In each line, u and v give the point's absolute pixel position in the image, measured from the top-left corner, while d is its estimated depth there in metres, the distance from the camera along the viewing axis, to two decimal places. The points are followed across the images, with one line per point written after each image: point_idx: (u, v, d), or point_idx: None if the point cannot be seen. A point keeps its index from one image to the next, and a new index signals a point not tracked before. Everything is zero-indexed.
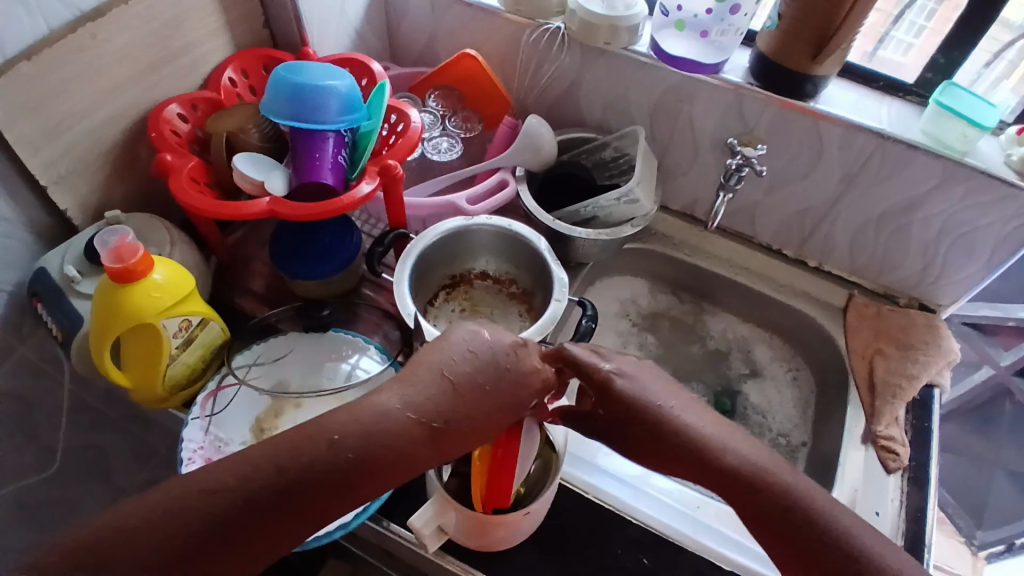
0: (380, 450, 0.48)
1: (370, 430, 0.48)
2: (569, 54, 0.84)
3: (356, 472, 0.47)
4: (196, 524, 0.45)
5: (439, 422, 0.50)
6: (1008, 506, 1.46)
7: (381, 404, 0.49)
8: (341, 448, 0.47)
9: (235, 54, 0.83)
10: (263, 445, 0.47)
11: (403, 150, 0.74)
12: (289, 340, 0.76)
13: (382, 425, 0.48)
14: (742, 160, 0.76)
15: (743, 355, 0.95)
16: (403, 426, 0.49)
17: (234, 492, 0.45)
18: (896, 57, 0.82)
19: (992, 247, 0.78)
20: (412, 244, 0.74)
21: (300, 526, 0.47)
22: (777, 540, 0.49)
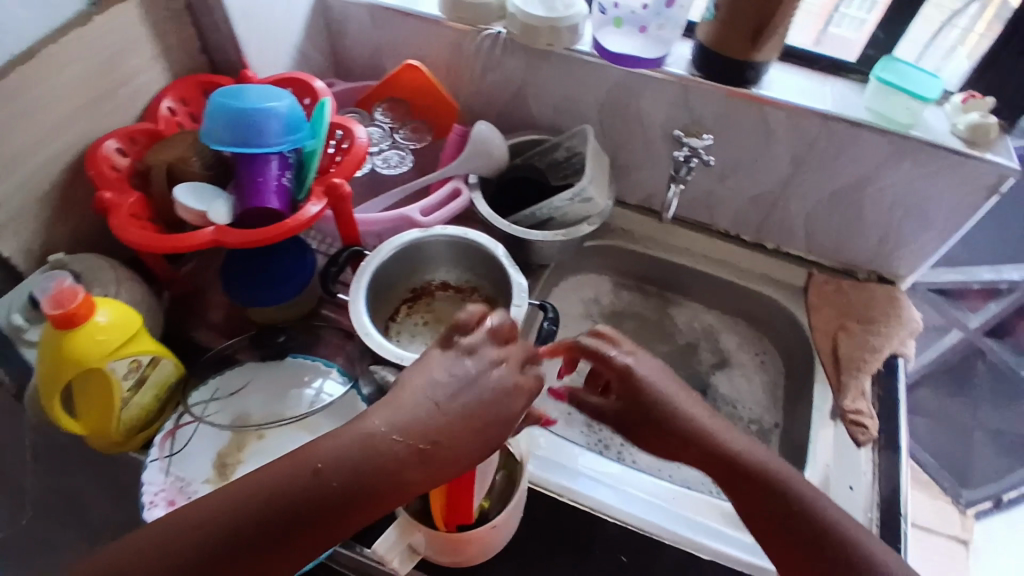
0: (368, 474, 0.49)
1: (358, 455, 0.49)
2: (513, 57, 0.84)
3: (346, 497, 0.48)
4: (189, 553, 0.47)
5: (426, 443, 0.50)
6: (989, 465, 1.47)
7: (368, 428, 0.50)
8: (326, 474, 0.48)
9: (172, 82, 0.81)
10: (257, 473, 0.49)
11: (348, 167, 0.73)
12: (245, 371, 0.75)
13: (369, 450, 0.49)
14: (689, 152, 0.76)
15: (711, 345, 0.95)
16: (390, 449, 0.49)
17: (224, 520, 0.47)
18: (851, 33, 0.82)
19: (945, 216, 0.79)
20: (367, 261, 0.73)
21: (297, 553, 0.48)
22: (765, 517, 0.54)
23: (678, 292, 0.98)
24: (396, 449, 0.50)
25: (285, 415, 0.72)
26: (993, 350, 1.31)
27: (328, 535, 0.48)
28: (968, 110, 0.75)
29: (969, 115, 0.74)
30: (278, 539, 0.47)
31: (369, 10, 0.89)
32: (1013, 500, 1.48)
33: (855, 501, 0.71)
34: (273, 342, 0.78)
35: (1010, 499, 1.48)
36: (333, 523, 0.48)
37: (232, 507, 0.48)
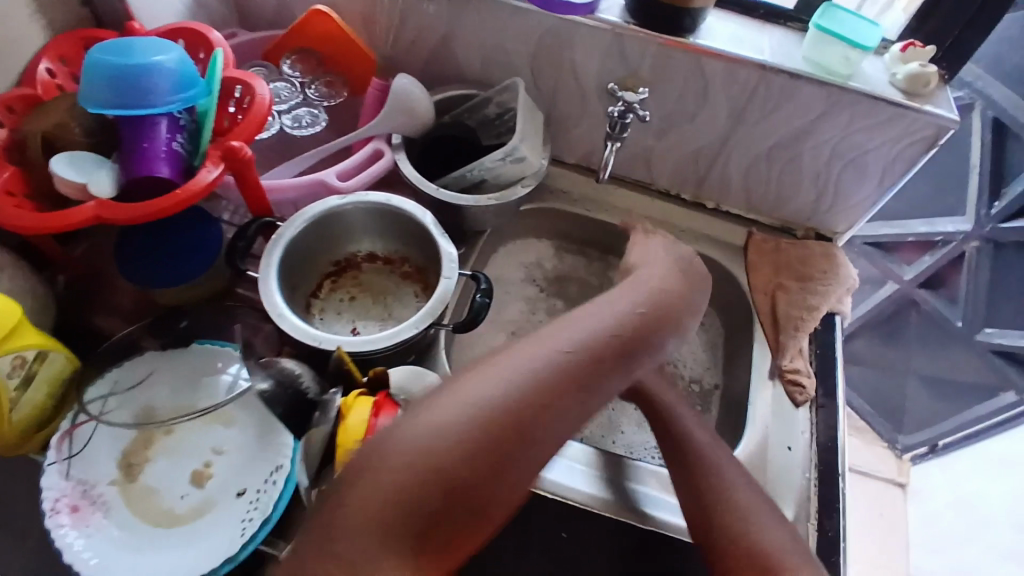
0: (534, 414, 0.47)
1: (529, 394, 0.48)
2: (435, 3, 0.76)
3: (521, 441, 0.46)
4: (385, 509, 0.43)
5: (586, 381, 0.51)
6: (923, 410, 1.53)
7: (538, 365, 0.49)
8: (508, 417, 0.46)
9: (49, 42, 0.70)
10: (447, 413, 0.46)
11: (250, 128, 0.67)
12: (148, 361, 0.69)
13: (539, 388, 0.48)
14: (624, 106, 0.71)
15: None
16: (558, 382, 0.49)
17: (418, 467, 0.44)
18: None
19: (882, 169, 0.78)
20: (278, 233, 0.66)
21: (484, 505, 0.45)
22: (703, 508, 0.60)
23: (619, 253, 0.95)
24: (565, 383, 0.49)
25: (197, 407, 0.66)
26: (926, 300, 1.34)
27: (500, 496, 0.46)
28: (907, 60, 0.73)
29: (908, 65, 0.72)
30: (438, 510, 0.43)
31: None
32: (947, 444, 1.54)
33: (792, 461, 0.72)
34: (176, 328, 0.71)
35: (944, 444, 1.55)
36: (502, 480, 0.45)
37: (418, 460, 0.44)
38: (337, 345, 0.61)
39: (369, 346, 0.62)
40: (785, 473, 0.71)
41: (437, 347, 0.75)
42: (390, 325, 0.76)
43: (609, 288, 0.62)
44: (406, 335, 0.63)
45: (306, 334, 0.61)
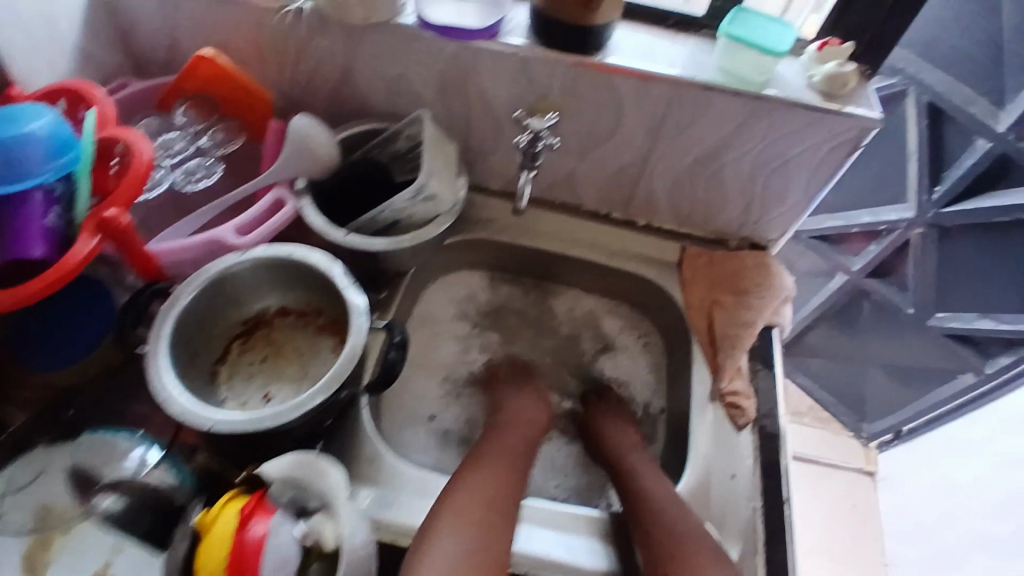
0: (496, 507, 0.64)
1: (485, 492, 0.65)
2: (327, 36, 0.71)
3: (497, 530, 0.62)
4: None
5: (517, 476, 0.68)
6: (885, 397, 1.52)
7: (479, 472, 0.67)
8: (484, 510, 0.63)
9: None
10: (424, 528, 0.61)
11: (130, 191, 0.61)
12: (42, 456, 0.66)
13: (487, 490, 0.65)
14: (532, 135, 0.69)
15: (592, 333, 0.91)
16: (502, 480, 0.67)
17: None
18: None
19: (807, 175, 0.76)
20: (169, 301, 0.64)
21: None
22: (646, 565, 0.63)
23: (550, 276, 0.92)
24: (504, 481, 0.67)
25: (96, 502, 0.63)
26: (877, 290, 1.31)
27: None
28: (825, 60, 0.69)
29: (824, 65, 0.69)
30: None
31: None
32: (912, 429, 1.53)
33: (737, 489, 0.70)
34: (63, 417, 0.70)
35: (908, 429, 1.54)
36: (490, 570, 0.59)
37: None
38: (236, 427, 0.59)
39: (272, 424, 0.59)
40: (729, 502, 0.70)
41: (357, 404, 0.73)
42: (305, 386, 0.74)
43: (519, 394, 0.80)
44: (311, 408, 0.60)
45: (187, 413, 0.59)
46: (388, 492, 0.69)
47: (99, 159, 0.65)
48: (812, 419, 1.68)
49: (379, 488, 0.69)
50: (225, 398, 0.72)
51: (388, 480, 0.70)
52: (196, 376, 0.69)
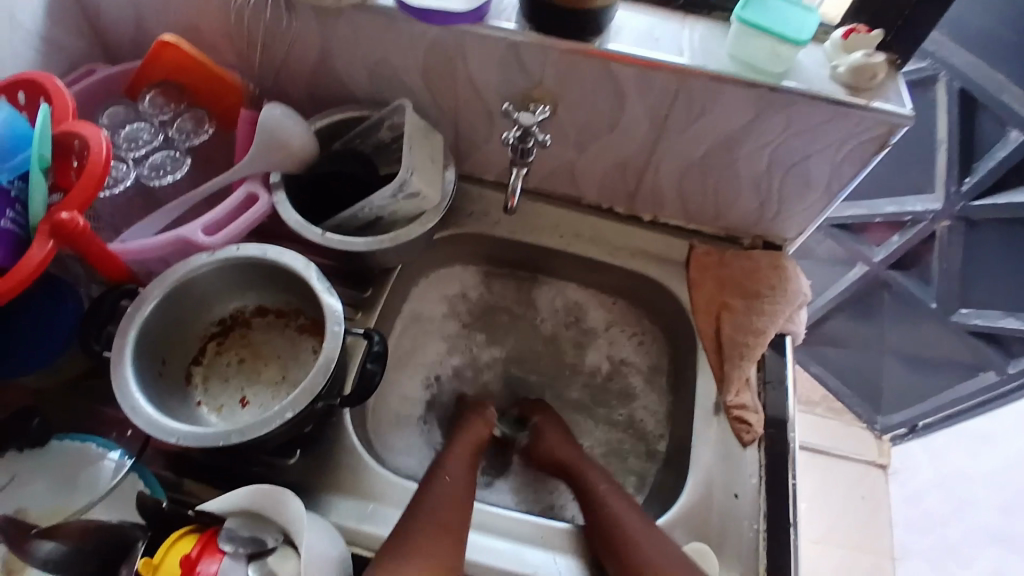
0: (443, 509, 0.63)
1: (428, 496, 0.64)
2: (300, 17, 0.66)
3: (446, 531, 0.61)
4: None
5: (460, 477, 0.68)
6: (900, 390, 1.39)
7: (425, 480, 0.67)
8: (432, 510, 0.63)
9: None
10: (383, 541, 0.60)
11: (86, 191, 0.57)
12: (9, 467, 0.63)
13: (433, 495, 0.64)
14: (522, 130, 0.64)
15: (575, 328, 0.87)
16: (449, 485, 0.66)
17: None
18: None
19: (828, 174, 0.69)
20: (134, 305, 0.61)
21: None
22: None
23: (544, 271, 0.87)
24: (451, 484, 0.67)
25: (73, 508, 0.61)
26: (897, 282, 1.19)
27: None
28: (849, 50, 0.63)
29: (851, 55, 0.62)
30: None
31: None
32: (927, 426, 1.42)
33: (739, 510, 0.67)
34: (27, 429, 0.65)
35: (924, 426, 1.42)
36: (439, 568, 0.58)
37: None
38: (203, 441, 0.56)
39: (240, 440, 0.56)
40: (730, 523, 0.66)
41: (338, 410, 0.70)
42: (283, 390, 0.71)
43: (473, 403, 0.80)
44: (280, 423, 0.57)
45: (153, 424, 0.57)
46: (368, 506, 0.66)
47: (60, 159, 0.61)
48: (824, 408, 1.56)
49: (360, 501, 0.66)
50: (202, 402, 0.70)
51: (370, 493, 0.67)
52: (170, 381, 0.67)
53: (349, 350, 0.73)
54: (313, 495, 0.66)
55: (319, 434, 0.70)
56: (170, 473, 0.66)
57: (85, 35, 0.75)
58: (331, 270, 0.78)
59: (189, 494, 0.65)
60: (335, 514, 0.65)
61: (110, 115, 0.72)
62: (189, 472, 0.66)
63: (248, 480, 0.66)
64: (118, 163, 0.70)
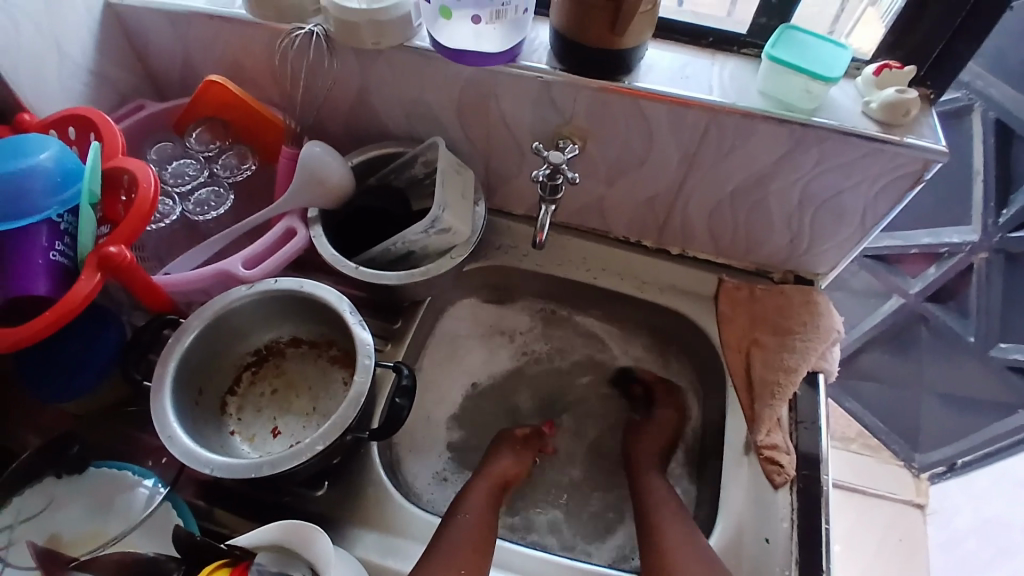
0: (461, 548, 0.62)
1: (446, 535, 0.64)
2: (341, 59, 0.69)
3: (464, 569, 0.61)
4: None
5: (479, 513, 0.67)
6: (940, 427, 1.34)
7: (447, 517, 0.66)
8: (450, 548, 0.62)
9: None
10: None
11: (133, 226, 0.59)
12: (47, 489, 0.65)
13: (452, 533, 0.64)
14: (551, 168, 0.64)
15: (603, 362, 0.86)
16: (466, 521, 0.65)
17: None
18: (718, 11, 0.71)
19: (862, 211, 0.69)
20: (175, 336, 0.63)
21: None
22: None
23: (570, 301, 0.87)
24: (468, 519, 0.66)
25: (108, 534, 0.63)
26: (934, 315, 1.15)
27: None
28: (883, 86, 0.63)
29: (885, 91, 0.62)
30: None
31: (165, 15, 0.71)
32: (968, 462, 1.35)
33: (771, 555, 0.64)
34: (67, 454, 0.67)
35: (964, 462, 1.35)
36: None
37: None
38: (236, 472, 0.57)
39: (272, 473, 0.56)
40: (761, 568, 0.64)
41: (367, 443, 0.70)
42: (314, 421, 0.72)
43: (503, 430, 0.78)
44: (311, 455, 0.57)
45: (190, 453, 0.58)
46: (395, 541, 0.66)
47: (109, 193, 0.63)
48: (859, 445, 1.50)
49: (385, 535, 0.66)
50: (235, 431, 0.71)
51: (398, 527, 0.67)
52: (205, 410, 0.68)
53: (379, 382, 0.73)
54: (339, 528, 0.66)
55: (347, 466, 0.70)
56: (201, 501, 0.67)
57: (135, 71, 0.79)
58: (363, 301, 0.79)
59: (220, 524, 0.66)
60: (360, 548, 0.65)
61: (158, 151, 0.75)
62: (219, 502, 0.67)
63: (277, 511, 0.66)
64: (165, 197, 0.74)
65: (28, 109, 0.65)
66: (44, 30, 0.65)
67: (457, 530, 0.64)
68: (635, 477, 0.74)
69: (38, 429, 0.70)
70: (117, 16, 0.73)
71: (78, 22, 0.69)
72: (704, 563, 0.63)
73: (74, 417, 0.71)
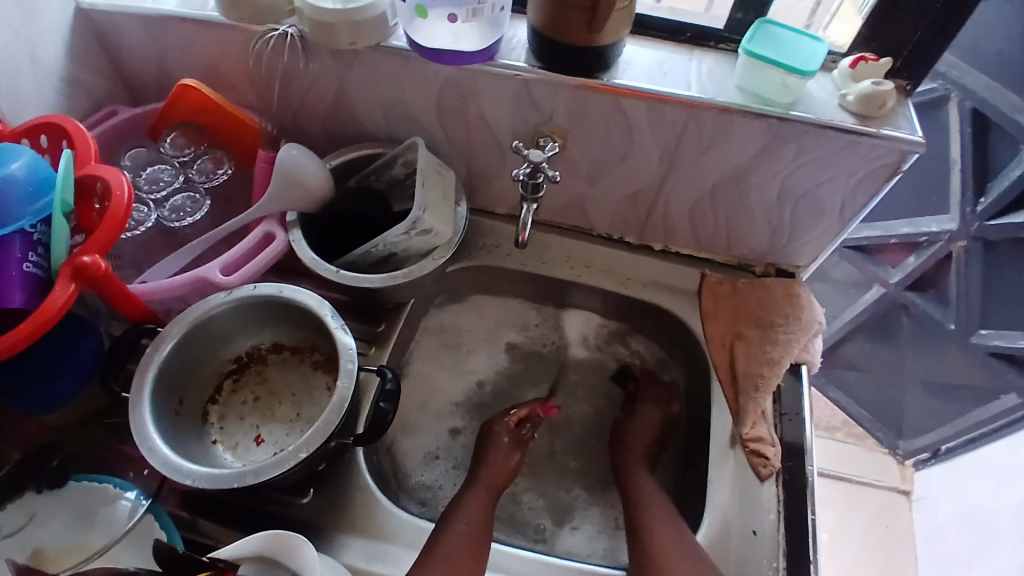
0: (451, 552, 0.62)
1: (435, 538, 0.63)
2: (318, 60, 0.68)
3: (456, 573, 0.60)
4: None
5: (467, 516, 0.66)
6: (923, 414, 1.35)
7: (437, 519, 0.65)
8: (442, 557, 0.61)
9: None
10: None
11: (107, 235, 0.58)
12: (28, 504, 0.64)
13: (440, 536, 0.63)
14: (531, 167, 0.64)
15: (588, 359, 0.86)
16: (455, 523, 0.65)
17: None
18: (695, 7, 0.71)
19: (840, 203, 0.69)
20: (153, 346, 0.62)
21: None
22: None
23: (555, 300, 0.87)
24: (457, 522, 0.65)
25: (95, 546, 0.62)
26: (915, 304, 1.16)
27: None
28: (859, 79, 0.63)
29: (861, 84, 0.62)
30: None
31: (136, 19, 0.70)
32: (952, 448, 1.37)
33: (759, 548, 0.65)
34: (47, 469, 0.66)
35: (947, 448, 1.37)
36: None
37: None
38: (219, 482, 0.56)
39: (255, 481, 0.56)
40: (749, 560, 0.64)
41: (353, 448, 0.69)
42: (298, 427, 0.71)
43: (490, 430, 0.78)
44: (295, 463, 0.56)
45: (172, 464, 0.57)
46: (382, 546, 0.65)
47: (83, 200, 0.62)
48: (845, 434, 1.51)
49: (373, 540, 0.66)
50: (217, 440, 0.70)
51: (385, 531, 0.66)
52: (186, 420, 0.67)
53: (363, 387, 0.73)
54: (326, 536, 0.66)
55: (332, 472, 0.69)
56: (185, 512, 0.66)
57: (108, 75, 0.77)
58: (345, 305, 0.78)
59: (202, 534, 0.65)
60: (348, 554, 0.65)
61: (133, 156, 0.74)
62: (203, 512, 0.66)
63: (261, 519, 0.66)
64: (139, 205, 0.73)
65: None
66: (11, 34, 0.64)
67: (446, 532, 0.64)
68: (624, 475, 0.74)
69: (12, 443, 0.69)
70: (87, 20, 0.72)
71: (47, 26, 0.68)
72: (693, 557, 0.63)
73: (52, 430, 0.70)
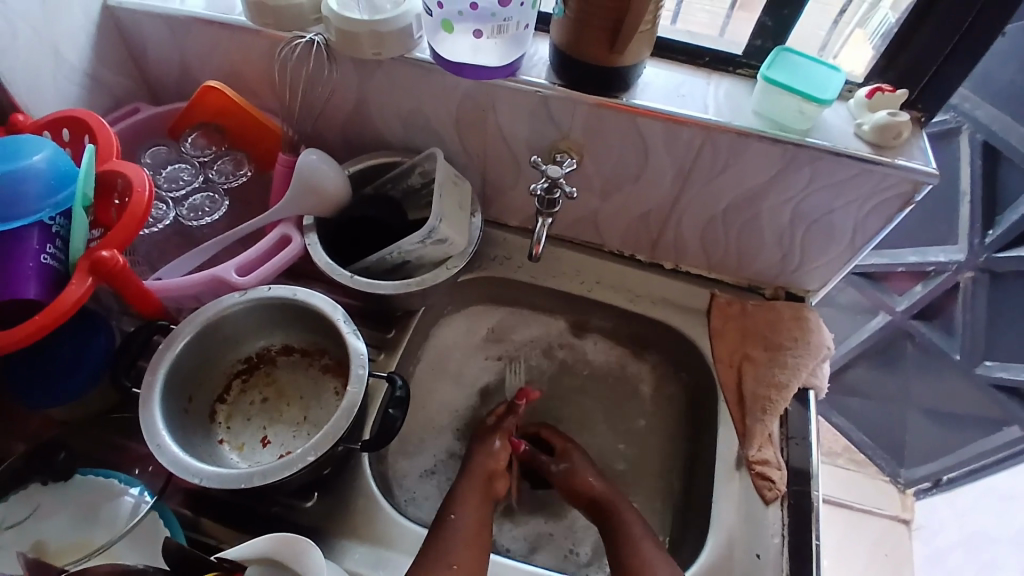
0: (454, 561, 0.61)
1: (438, 546, 0.63)
2: (341, 68, 0.69)
3: None
4: None
5: (470, 525, 0.66)
6: (926, 444, 1.34)
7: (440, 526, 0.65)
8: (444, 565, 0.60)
9: None
10: None
11: (126, 231, 0.58)
12: (31, 498, 0.64)
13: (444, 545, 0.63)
14: (549, 182, 0.65)
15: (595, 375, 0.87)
16: (458, 532, 0.65)
17: None
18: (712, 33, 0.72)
19: (852, 230, 0.70)
20: (166, 343, 0.63)
21: None
22: None
23: (563, 314, 0.87)
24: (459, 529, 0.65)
25: (96, 543, 0.62)
26: (921, 333, 1.17)
27: None
28: (874, 108, 0.64)
29: (876, 113, 0.63)
30: None
31: (163, 19, 0.71)
32: (953, 478, 1.36)
33: (762, 571, 0.64)
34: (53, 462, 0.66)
35: (950, 478, 1.36)
36: None
37: None
38: (226, 482, 0.56)
39: (262, 483, 0.56)
40: None
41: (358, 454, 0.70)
42: (305, 430, 0.72)
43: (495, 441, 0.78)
44: (302, 466, 0.56)
45: (179, 462, 0.57)
46: (382, 553, 0.65)
47: (102, 196, 0.63)
48: (846, 460, 1.51)
49: (374, 547, 0.66)
50: (224, 440, 0.70)
51: (385, 538, 0.66)
52: (195, 418, 0.67)
53: (370, 393, 0.73)
54: (328, 541, 0.66)
55: (337, 478, 0.69)
56: (188, 511, 0.66)
57: (131, 74, 0.78)
58: (357, 310, 0.79)
59: (207, 535, 0.65)
60: (349, 560, 0.65)
61: (153, 155, 0.75)
62: (207, 512, 0.66)
63: (266, 521, 0.66)
64: (158, 202, 0.73)
65: (22, 110, 0.65)
66: (39, 32, 0.65)
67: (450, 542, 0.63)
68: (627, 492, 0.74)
69: (22, 435, 0.69)
70: (114, 20, 0.73)
71: (73, 24, 0.69)
72: None
73: (60, 423, 0.70)
